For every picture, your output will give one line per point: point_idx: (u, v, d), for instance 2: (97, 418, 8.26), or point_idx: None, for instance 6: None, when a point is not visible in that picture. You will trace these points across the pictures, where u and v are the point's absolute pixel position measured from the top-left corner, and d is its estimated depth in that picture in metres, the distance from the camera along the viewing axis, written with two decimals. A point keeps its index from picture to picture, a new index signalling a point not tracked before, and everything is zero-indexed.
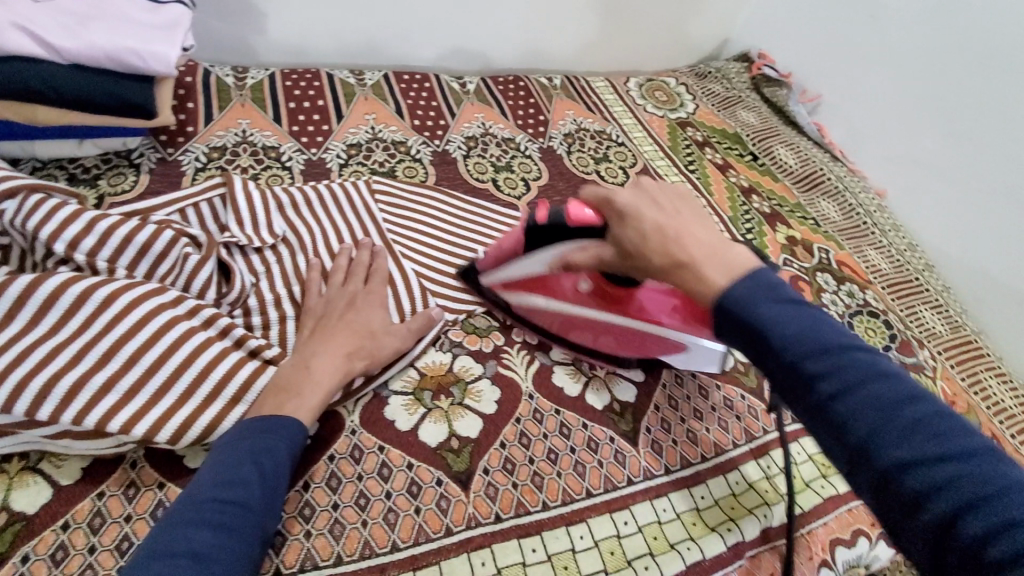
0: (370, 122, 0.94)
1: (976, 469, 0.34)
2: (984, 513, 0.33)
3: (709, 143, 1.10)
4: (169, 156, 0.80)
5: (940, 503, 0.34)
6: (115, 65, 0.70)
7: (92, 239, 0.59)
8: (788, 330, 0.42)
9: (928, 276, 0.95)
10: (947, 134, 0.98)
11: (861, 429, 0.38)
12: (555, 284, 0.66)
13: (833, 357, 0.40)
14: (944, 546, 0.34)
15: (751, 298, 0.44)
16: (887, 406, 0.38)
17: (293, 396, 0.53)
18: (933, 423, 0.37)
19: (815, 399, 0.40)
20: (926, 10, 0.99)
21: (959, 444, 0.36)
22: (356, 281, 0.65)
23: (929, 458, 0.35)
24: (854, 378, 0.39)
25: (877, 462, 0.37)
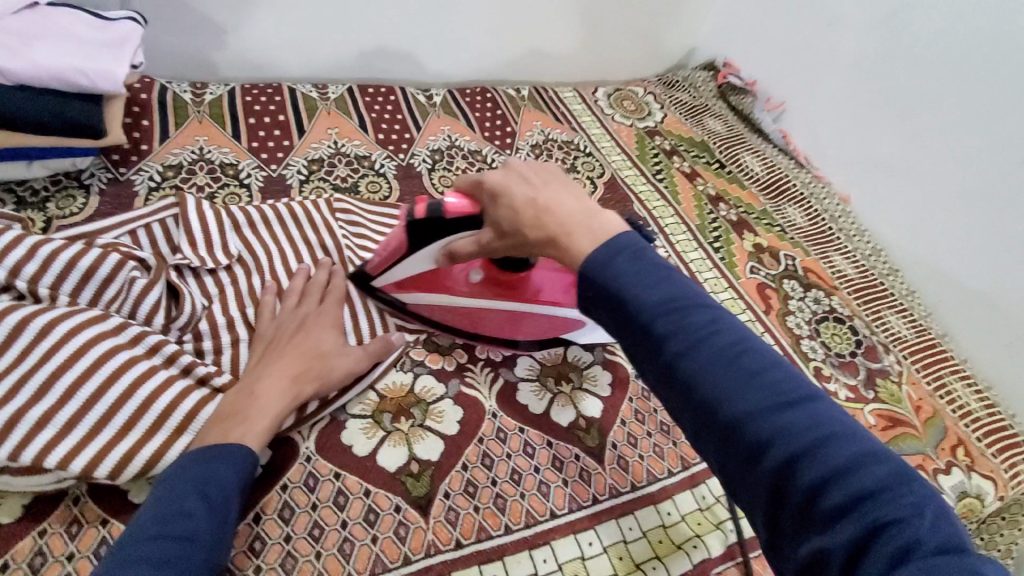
0: (333, 137, 0.93)
1: (810, 416, 0.34)
2: (814, 461, 0.32)
3: (677, 152, 1.10)
4: (121, 176, 0.78)
5: (776, 454, 0.34)
6: (61, 85, 0.68)
7: (33, 265, 0.56)
8: (640, 286, 0.40)
9: (893, 280, 0.96)
10: (907, 140, 1.00)
11: (705, 386, 0.37)
12: (451, 279, 0.67)
13: (680, 313, 0.39)
14: (780, 497, 0.33)
15: (608, 260, 0.42)
16: (729, 361, 0.37)
17: (238, 423, 0.52)
18: (771, 373, 0.36)
19: (664, 359, 0.38)
20: (883, 19, 1.01)
21: (794, 394, 0.35)
22: (309, 302, 0.64)
23: (767, 411, 0.35)
24: (697, 334, 0.38)
25: (720, 418, 0.36)
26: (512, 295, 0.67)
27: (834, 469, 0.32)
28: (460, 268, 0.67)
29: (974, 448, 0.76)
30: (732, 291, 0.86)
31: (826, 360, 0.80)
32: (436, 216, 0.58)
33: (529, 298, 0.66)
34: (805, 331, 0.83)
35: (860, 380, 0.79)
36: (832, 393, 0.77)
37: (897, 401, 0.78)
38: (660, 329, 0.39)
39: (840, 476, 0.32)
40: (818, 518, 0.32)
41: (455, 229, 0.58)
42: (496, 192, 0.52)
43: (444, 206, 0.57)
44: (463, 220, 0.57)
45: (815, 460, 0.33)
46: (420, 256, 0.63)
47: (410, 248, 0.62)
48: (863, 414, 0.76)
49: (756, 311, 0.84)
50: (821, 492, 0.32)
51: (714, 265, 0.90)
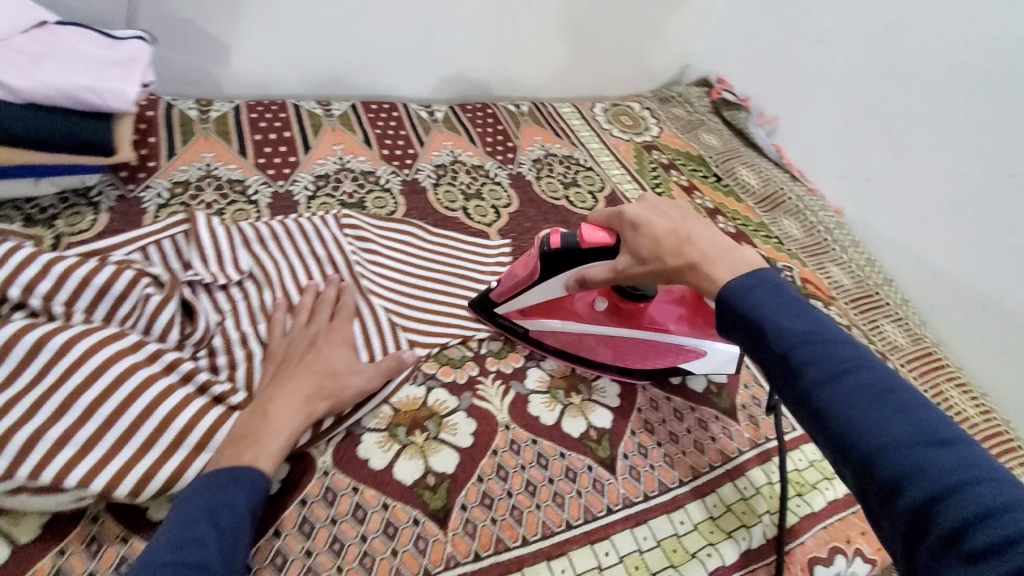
0: (338, 152, 0.94)
1: (950, 457, 0.37)
2: (954, 497, 0.35)
3: (675, 166, 1.13)
4: (129, 193, 0.78)
5: (912, 485, 0.37)
6: (70, 102, 0.68)
7: (47, 284, 0.56)
8: (789, 321, 0.46)
9: (888, 290, 0.99)
10: (894, 155, 1.03)
11: (842, 415, 0.41)
12: (572, 307, 0.71)
13: (824, 349, 0.44)
14: (917, 528, 0.36)
15: (749, 292, 0.49)
16: (868, 396, 0.41)
17: (253, 443, 0.52)
18: (914, 411, 0.40)
19: (803, 386, 0.43)
20: (871, 37, 1.05)
21: (939, 435, 0.38)
22: (320, 318, 0.65)
23: (907, 444, 0.38)
24: (840, 368, 0.43)
25: (859, 445, 0.40)
26: (631, 322, 0.70)
27: (977, 507, 0.35)
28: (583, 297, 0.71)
29: None
30: None
31: None
32: (573, 247, 0.63)
33: (647, 326, 0.70)
34: None
35: None
36: None
37: None
38: (802, 360, 0.44)
39: (986, 516, 0.34)
40: (955, 552, 0.34)
41: (587, 259, 0.63)
42: (638, 222, 0.58)
43: (581, 238, 0.63)
44: (600, 251, 0.62)
45: (956, 495, 0.35)
46: (551, 284, 0.67)
47: (542, 275, 0.66)
48: None
49: None
50: (963, 527, 0.34)
51: None
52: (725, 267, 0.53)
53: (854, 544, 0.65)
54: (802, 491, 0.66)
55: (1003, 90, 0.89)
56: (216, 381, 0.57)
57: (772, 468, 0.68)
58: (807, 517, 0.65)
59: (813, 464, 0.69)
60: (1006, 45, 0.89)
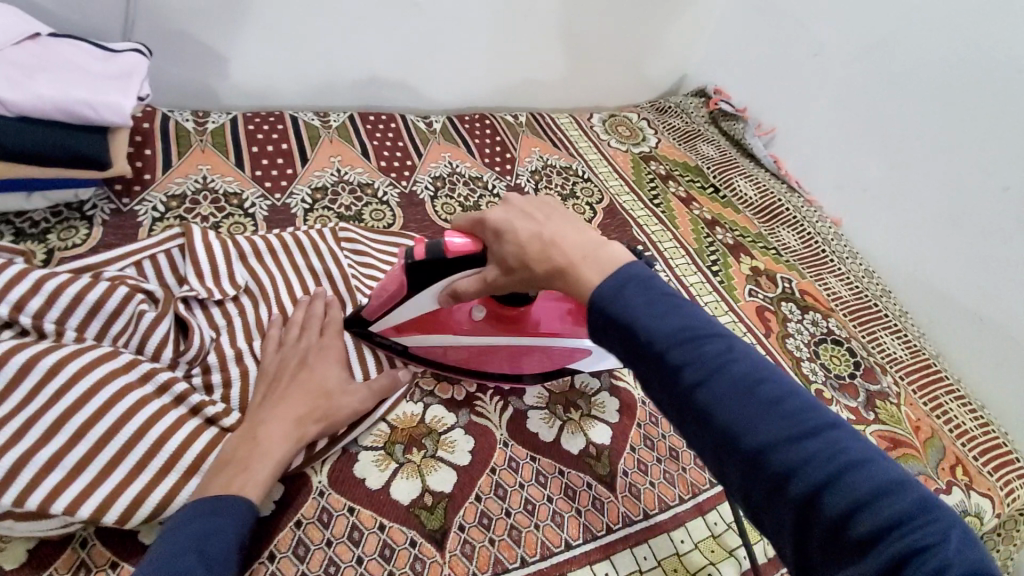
0: (335, 164, 0.93)
1: (828, 443, 0.35)
2: (837, 488, 0.33)
3: (672, 176, 1.13)
4: (124, 207, 0.77)
5: (797, 481, 0.35)
6: (63, 116, 0.68)
7: (38, 301, 0.56)
8: (658, 318, 0.41)
9: (886, 302, 0.99)
10: (892, 166, 1.04)
11: (723, 414, 0.37)
12: (453, 318, 0.65)
13: (695, 346, 0.39)
14: (808, 525, 0.34)
15: (617, 292, 0.43)
16: (745, 390, 0.38)
17: (242, 470, 0.51)
18: (786, 398, 0.37)
19: (681, 389, 0.39)
20: (866, 49, 1.05)
21: (811, 420, 0.36)
22: (311, 333, 0.63)
23: (785, 438, 0.36)
24: (715, 364, 0.39)
25: (742, 447, 0.37)
26: (520, 328, 0.66)
27: (856, 495, 0.33)
28: (462, 306, 0.65)
29: (972, 466, 0.78)
30: (733, 315, 0.87)
31: (826, 382, 0.81)
32: (438, 258, 0.57)
33: (535, 329, 0.66)
34: (805, 353, 0.84)
35: (861, 402, 0.80)
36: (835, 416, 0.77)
37: (896, 421, 0.79)
38: (678, 362, 0.39)
39: (866, 500, 0.33)
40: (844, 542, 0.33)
41: (457, 269, 0.57)
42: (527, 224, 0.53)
43: (445, 246, 0.56)
44: (463, 262, 0.56)
45: (837, 485, 0.34)
46: (427, 297, 0.61)
47: (412, 289, 0.60)
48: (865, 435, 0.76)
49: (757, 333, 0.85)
50: (847, 517, 0.33)
51: (713, 288, 0.91)
52: (592, 267, 0.45)
53: None
54: None
55: (998, 102, 0.90)
56: (210, 402, 0.56)
57: None
58: None
59: None
60: (1000, 58, 0.89)
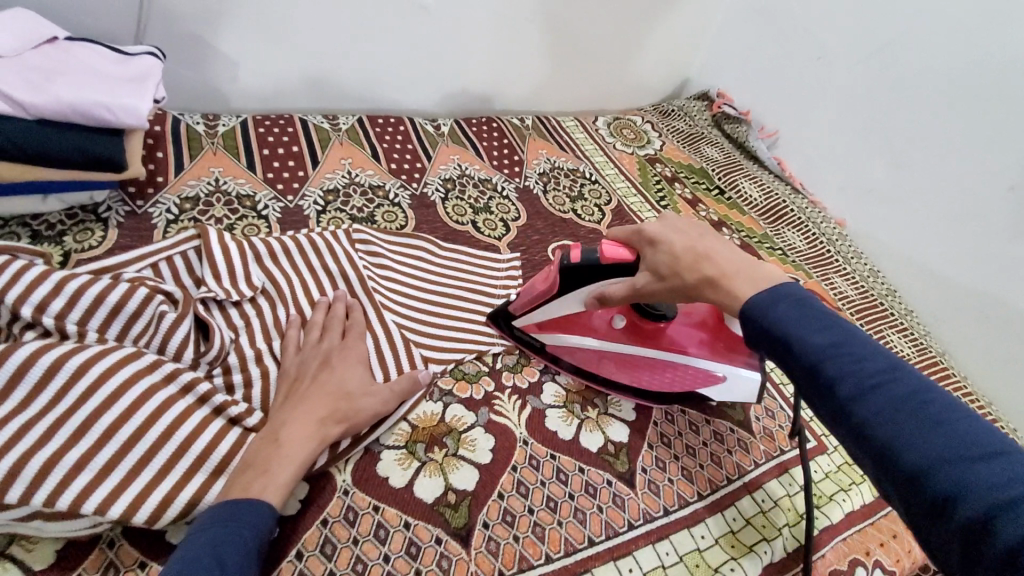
0: (346, 167, 0.94)
1: (1004, 470, 0.34)
2: (1013, 515, 0.32)
3: (678, 178, 1.14)
4: (138, 209, 0.77)
5: (966, 503, 0.34)
6: (84, 119, 0.68)
7: (61, 302, 0.56)
8: (811, 333, 0.44)
9: (891, 301, 1.00)
10: (895, 168, 1.05)
11: (881, 429, 0.39)
12: (591, 324, 0.71)
13: (851, 360, 0.42)
14: (977, 551, 0.33)
15: (771, 304, 0.47)
16: (906, 407, 0.39)
17: (262, 473, 0.51)
18: (957, 423, 0.37)
19: (836, 401, 0.41)
20: (869, 53, 1.07)
21: (985, 446, 0.36)
22: (332, 336, 0.64)
23: (949, 458, 0.36)
24: (870, 379, 0.40)
25: (902, 463, 0.37)
26: (652, 340, 0.70)
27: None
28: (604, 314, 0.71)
29: None
30: None
31: None
32: (595, 263, 0.63)
33: (667, 345, 0.70)
34: None
35: None
36: None
37: None
38: (830, 374, 0.42)
39: None
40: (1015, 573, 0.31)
41: (608, 276, 0.63)
42: (656, 238, 0.58)
43: (602, 254, 0.62)
44: (618, 268, 0.62)
45: (1014, 514, 0.32)
46: (574, 299, 0.67)
47: (562, 289, 0.66)
48: None
49: None
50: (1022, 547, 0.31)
51: None
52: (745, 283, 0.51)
53: (872, 556, 0.65)
54: (819, 502, 0.67)
55: (1001, 104, 0.92)
56: (234, 402, 0.56)
57: (789, 480, 0.68)
58: (826, 530, 0.65)
59: (828, 476, 0.70)
60: (1002, 62, 0.91)
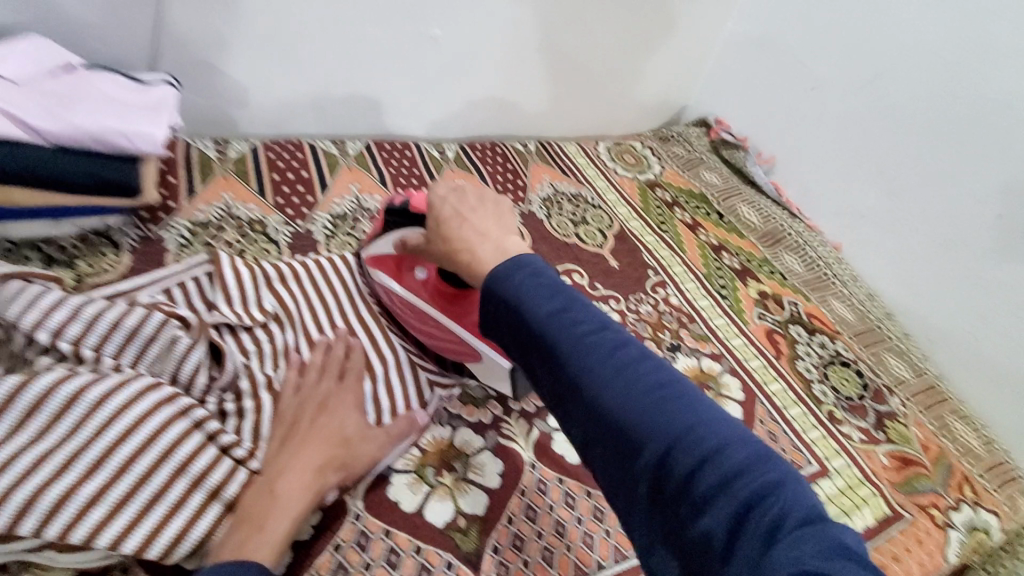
0: (354, 192, 0.95)
1: (677, 407, 0.39)
2: (687, 446, 0.37)
3: (678, 203, 1.16)
4: (151, 233, 0.78)
5: (649, 440, 0.38)
6: (97, 145, 0.69)
7: (78, 327, 0.57)
8: (536, 299, 0.44)
9: (888, 324, 1.01)
10: (889, 194, 1.08)
11: (591, 385, 0.41)
12: (404, 267, 0.72)
13: (569, 322, 0.43)
14: (659, 481, 0.37)
15: (509, 276, 0.47)
16: (610, 363, 0.41)
17: (258, 530, 0.49)
18: (644, 373, 0.41)
19: (557, 361, 0.43)
20: (862, 83, 1.10)
21: (665, 389, 0.40)
22: (330, 377, 0.61)
23: (657, 415, 0.39)
24: (587, 339, 0.42)
25: (602, 412, 0.40)
26: (443, 299, 0.69)
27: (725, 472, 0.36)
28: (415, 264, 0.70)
29: (978, 483, 0.80)
30: (744, 337, 0.90)
31: (837, 403, 0.84)
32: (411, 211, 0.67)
33: (454, 310, 0.68)
34: (815, 375, 0.87)
35: (871, 422, 0.82)
36: (846, 435, 0.80)
37: (905, 441, 0.81)
38: (553, 339, 0.43)
39: (710, 454, 0.36)
40: (715, 526, 0.34)
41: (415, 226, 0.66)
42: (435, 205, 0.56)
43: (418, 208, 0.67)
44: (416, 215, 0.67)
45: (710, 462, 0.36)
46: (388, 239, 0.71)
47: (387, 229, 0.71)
48: (876, 455, 0.78)
49: (767, 355, 0.88)
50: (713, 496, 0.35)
51: (723, 311, 0.94)
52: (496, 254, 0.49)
53: None
54: None
55: (987, 137, 0.96)
56: (237, 441, 0.56)
57: None
58: None
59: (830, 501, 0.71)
60: (989, 97, 0.95)
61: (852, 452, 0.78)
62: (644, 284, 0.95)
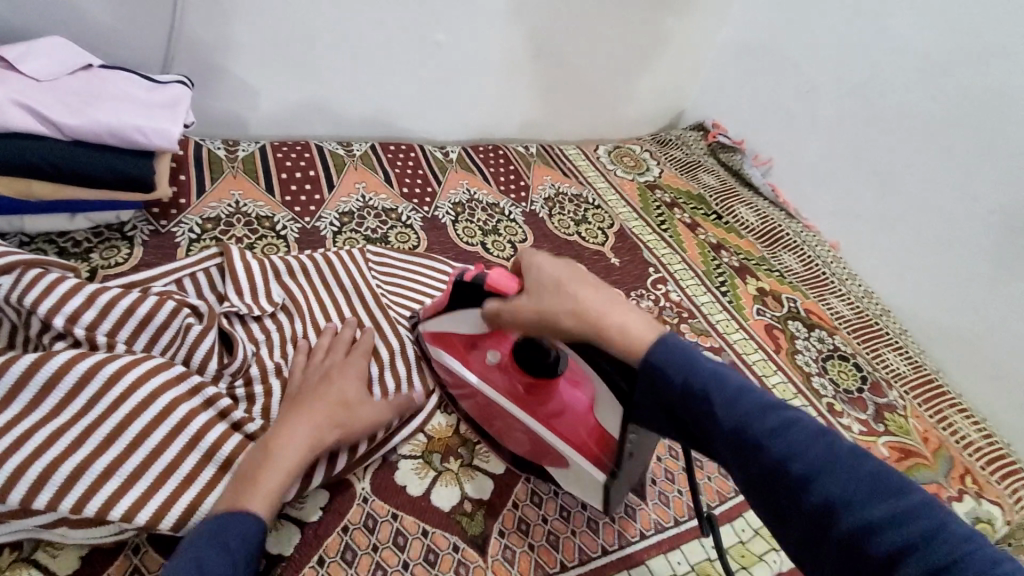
0: (360, 191, 0.97)
1: (927, 523, 0.36)
2: (956, 571, 0.34)
3: (677, 204, 1.19)
4: (162, 228, 0.80)
5: (911, 566, 0.35)
6: (116, 140, 0.70)
7: (92, 312, 0.58)
8: (725, 388, 0.44)
9: (886, 321, 1.02)
10: (884, 194, 1.10)
11: (820, 492, 0.39)
12: (474, 346, 0.65)
13: (777, 420, 0.42)
14: None
15: (689, 361, 0.46)
16: (838, 467, 0.39)
17: (252, 482, 0.50)
18: (880, 483, 0.39)
19: (770, 461, 0.41)
20: (853, 88, 1.13)
21: (908, 501, 0.38)
22: (335, 353, 0.65)
23: (892, 512, 0.37)
24: (803, 439, 0.41)
25: (839, 525, 0.38)
26: (522, 388, 0.62)
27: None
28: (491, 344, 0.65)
29: (980, 476, 0.79)
30: (743, 332, 0.91)
31: (836, 396, 0.85)
32: (480, 285, 0.60)
33: (532, 403, 0.62)
34: (814, 369, 0.88)
35: (870, 415, 0.83)
36: (846, 427, 0.81)
37: (905, 433, 0.82)
38: (759, 436, 0.42)
39: None
40: None
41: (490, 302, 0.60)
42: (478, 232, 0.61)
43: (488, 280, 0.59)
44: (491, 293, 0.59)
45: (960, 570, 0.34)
46: (463, 317, 0.64)
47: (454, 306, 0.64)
48: (877, 446, 0.79)
49: (767, 350, 0.89)
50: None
51: (723, 307, 0.95)
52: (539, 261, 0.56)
53: None
54: None
55: (979, 135, 0.98)
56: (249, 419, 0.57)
57: None
58: None
59: None
60: (980, 96, 0.97)
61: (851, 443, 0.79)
62: (644, 281, 0.97)
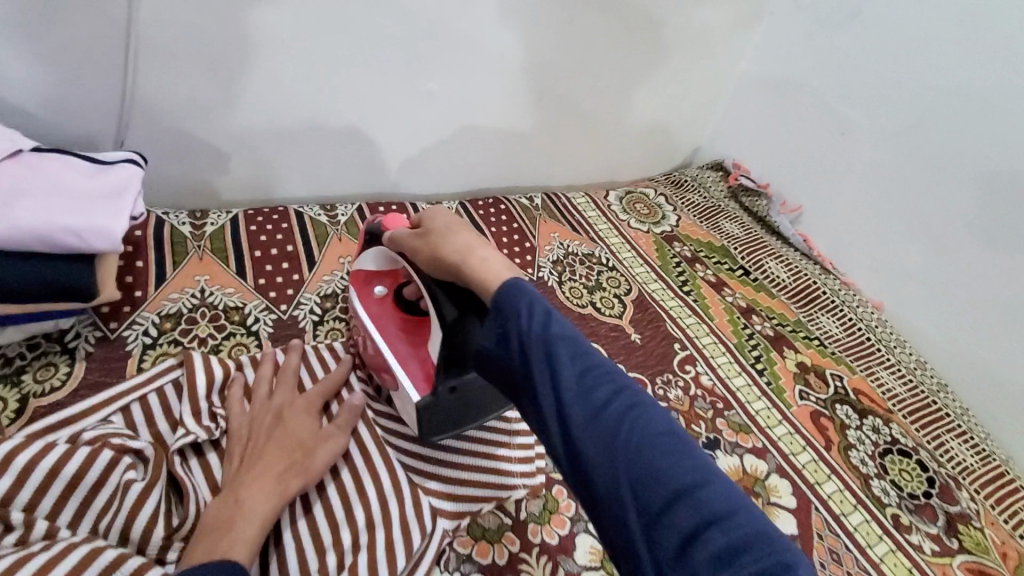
0: (345, 267, 0.86)
1: (676, 450, 0.38)
2: (690, 496, 0.35)
3: (699, 259, 1.07)
4: (111, 333, 0.69)
5: (652, 488, 0.36)
6: (43, 245, 0.59)
7: (7, 480, 0.47)
8: (534, 318, 0.44)
9: (944, 397, 0.90)
10: (933, 249, 0.99)
11: (592, 415, 0.39)
12: (368, 279, 0.72)
13: (574, 350, 0.43)
14: (658, 531, 0.35)
15: (515, 291, 0.47)
16: (615, 394, 0.40)
17: (226, 531, 0.47)
18: (649, 416, 0.40)
19: (555, 381, 0.41)
20: (894, 130, 1.02)
21: (667, 434, 0.39)
22: (284, 390, 0.63)
23: (652, 439, 0.38)
24: (590, 367, 0.42)
25: (600, 446, 0.38)
26: (392, 322, 0.68)
27: (708, 514, 0.34)
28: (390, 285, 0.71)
29: None
30: (787, 425, 0.80)
31: (901, 505, 0.73)
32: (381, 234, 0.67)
33: (393, 334, 0.67)
34: (872, 469, 0.76)
35: (941, 527, 0.72)
36: (916, 546, 0.70)
37: (983, 550, 0.71)
38: (552, 359, 0.42)
39: (710, 507, 0.35)
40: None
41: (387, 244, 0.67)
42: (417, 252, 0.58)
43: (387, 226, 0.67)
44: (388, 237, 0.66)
45: (694, 497, 0.35)
46: (373, 252, 0.71)
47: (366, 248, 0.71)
48: (953, 571, 0.68)
49: (816, 447, 0.77)
50: (694, 539, 0.34)
51: (761, 391, 0.84)
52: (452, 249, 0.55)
53: None
54: None
55: None
56: None
57: None
58: None
59: None
60: None
61: (926, 571, 0.68)
62: (670, 362, 0.85)
